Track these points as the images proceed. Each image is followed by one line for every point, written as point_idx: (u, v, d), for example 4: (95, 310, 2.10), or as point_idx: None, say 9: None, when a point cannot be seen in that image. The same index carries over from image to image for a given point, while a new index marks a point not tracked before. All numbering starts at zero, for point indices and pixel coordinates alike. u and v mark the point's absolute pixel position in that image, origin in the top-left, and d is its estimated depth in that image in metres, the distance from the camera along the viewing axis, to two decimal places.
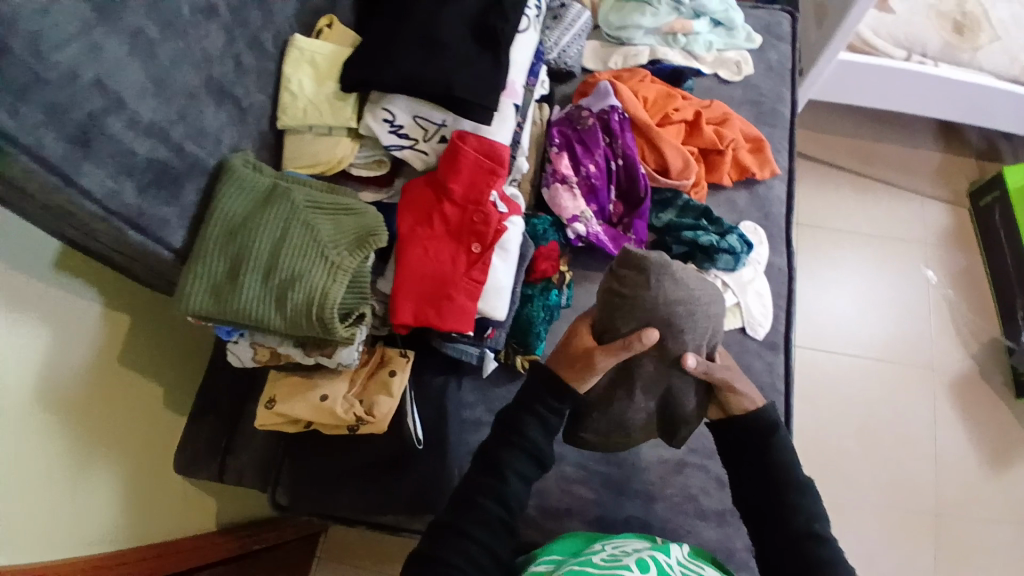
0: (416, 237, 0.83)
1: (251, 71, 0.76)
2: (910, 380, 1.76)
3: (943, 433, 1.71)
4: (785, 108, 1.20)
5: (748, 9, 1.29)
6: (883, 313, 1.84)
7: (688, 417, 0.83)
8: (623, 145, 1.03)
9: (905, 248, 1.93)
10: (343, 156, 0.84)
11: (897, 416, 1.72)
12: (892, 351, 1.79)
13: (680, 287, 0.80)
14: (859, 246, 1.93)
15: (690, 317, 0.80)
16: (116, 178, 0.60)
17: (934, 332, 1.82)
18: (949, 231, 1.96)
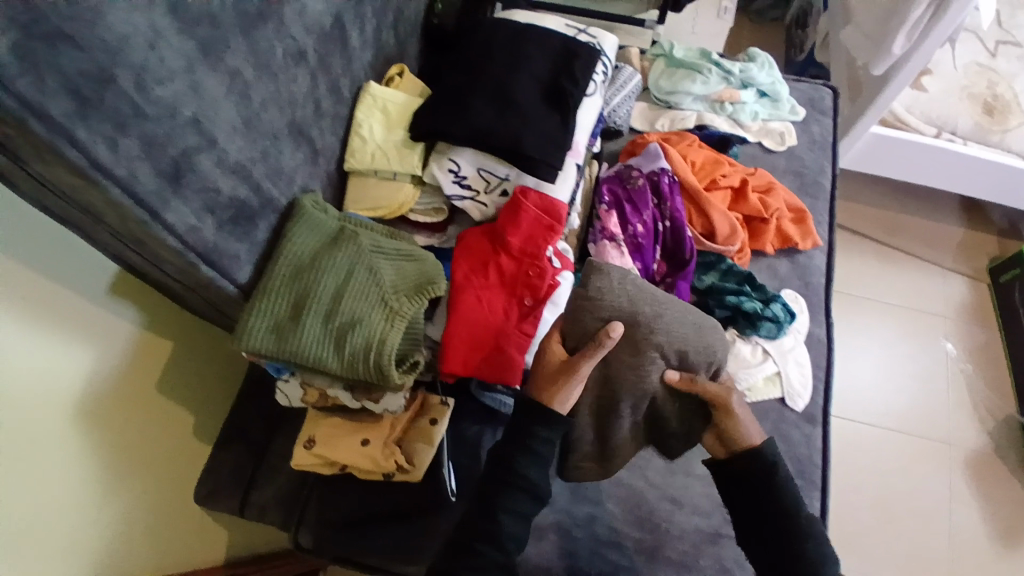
0: (470, 285, 0.83)
1: (327, 114, 0.78)
2: (928, 454, 1.73)
3: (958, 510, 1.67)
4: (826, 181, 1.23)
5: (791, 82, 1.33)
6: (901, 383, 1.82)
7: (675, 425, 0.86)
8: (672, 207, 1.04)
9: (925, 319, 1.93)
10: (404, 200, 0.85)
11: (910, 489, 1.69)
12: (910, 422, 1.77)
13: (643, 289, 0.85)
14: (880, 313, 1.93)
15: (657, 316, 0.83)
16: (200, 215, 0.59)
17: (950, 404, 1.81)
18: (968, 306, 1.96)
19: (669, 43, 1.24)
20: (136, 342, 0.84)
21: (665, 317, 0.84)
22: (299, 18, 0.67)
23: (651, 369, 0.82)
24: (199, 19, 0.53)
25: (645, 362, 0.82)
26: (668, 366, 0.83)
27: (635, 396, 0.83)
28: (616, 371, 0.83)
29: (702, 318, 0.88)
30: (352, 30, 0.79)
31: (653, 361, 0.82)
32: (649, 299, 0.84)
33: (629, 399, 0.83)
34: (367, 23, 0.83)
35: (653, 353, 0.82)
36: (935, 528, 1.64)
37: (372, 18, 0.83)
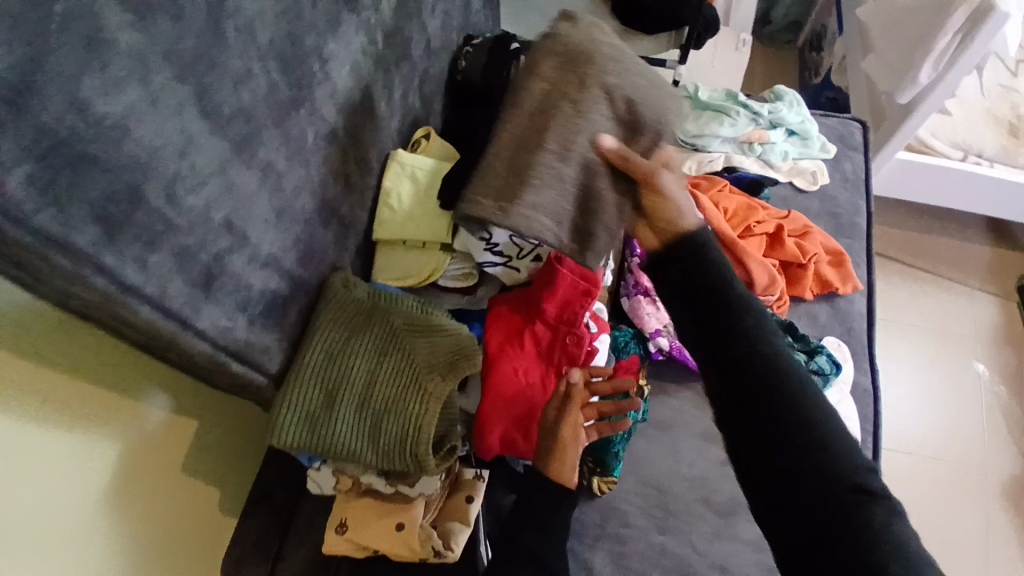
0: (505, 356, 0.81)
1: (356, 187, 0.75)
2: (968, 483, 1.66)
3: (997, 541, 1.59)
4: (862, 221, 1.19)
5: (819, 117, 1.30)
6: (933, 411, 1.75)
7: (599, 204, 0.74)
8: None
9: (956, 341, 1.87)
10: (434, 269, 0.83)
11: (948, 525, 1.61)
12: (946, 450, 1.70)
13: (606, 63, 0.76)
14: (910, 338, 1.87)
15: (611, 75, 0.76)
16: (232, 315, 0.56)
17: (985, 432, 1.73)
18: (1001, 327, 1.89)
19: (693, 85, 1.22)
20: (169, 431, 0.80)
21: (618, 62, 0.78)
22: (330, 99, 0.65)
23: (584, 144, 0.74)
24: (234, 119, 0.51)
25: (586, 121, 0.74)
26: (606, 133, 0.75)
27: (555, 175, 0.73)
28: (554, 112, 0.74)
29: (654, 98, 0.78)
30: (381, 100, 0.77)
31: (593, 123, 0.75)
32: (605, 49, 0.77)
33: (574, 84, 0.75)
34: (395, 90, 0.81)
35: (592, 112, 0.75)
36: (977, 565, 1.56)
37: (399, 84, 0.81)
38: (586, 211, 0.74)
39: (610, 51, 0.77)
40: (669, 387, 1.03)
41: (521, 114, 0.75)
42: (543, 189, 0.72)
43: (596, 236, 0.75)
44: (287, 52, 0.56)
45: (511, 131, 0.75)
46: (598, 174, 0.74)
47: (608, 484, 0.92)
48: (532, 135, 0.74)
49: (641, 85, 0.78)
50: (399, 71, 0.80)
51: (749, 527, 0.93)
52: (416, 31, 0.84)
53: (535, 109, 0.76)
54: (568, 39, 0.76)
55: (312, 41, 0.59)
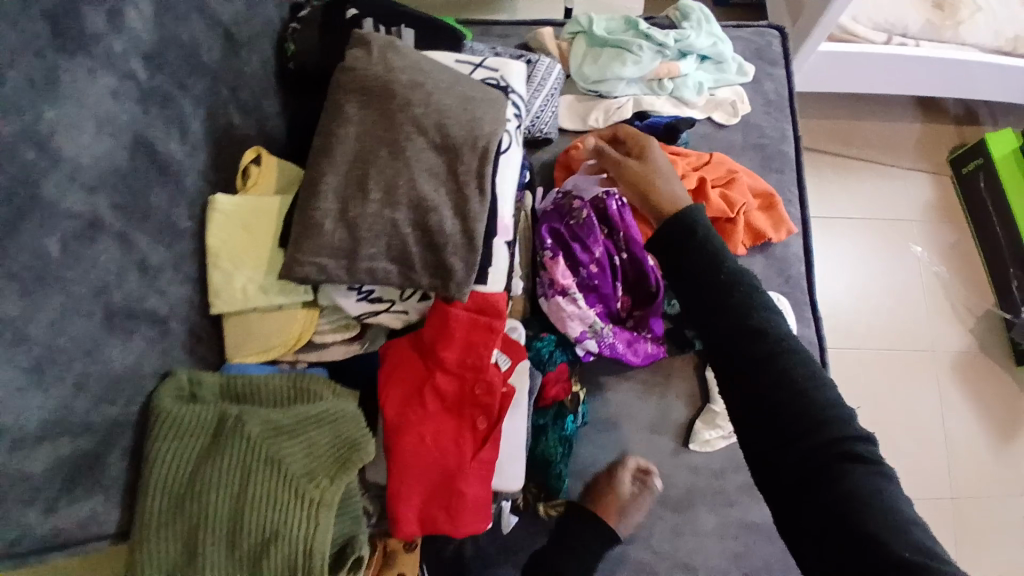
0: (408, 422, 0.68)
1: (165, 264, 0.60)
2: (916, 366, 1.70)
3: (950, 415, 1.66)
4: (791, 147, 1.07)
5: (732, 29, 1.14)
6: (876, 302, 1.75)
7: (449, 236, 0.60)
8: (627, 239, 0.90)
9: (893, 228, 1.83)
10: (301, 331, 0.69)
11: (901, 408, 1.66)
12: (891, 338, 1.72)
13: (404, 58, 0.61)
14: (855, 230, 1.82)
15: (416, 85, 0.60)
16: (20, 514, 0.49)
17: (928, 312, 1.75)
18: (935, 206, 1.86)
19: (587, 18, 1.03)
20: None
21: (427, 68, 0.61)
22: (75, 184, 0.49)
23: (417, 171, 0.59)
24: None
25: (408, 146, 0.59)
26: (435, 159, 0.60)
27: (388, 220, 0.59)
28: (370, 144, 0.59)
29: (484, 88, 0.64)
30: (170, 143, 0.60)
31: (414, 145, 0.59)
32: (409, 60, 0.61)
33: (378, 112, 0.60)
34: (192, 120, 0.63)
35: (414, 130, 0.59)
36: (930, 440, 1.63)
37: (196, 110, 0.64)
38: (435, 247, 0.61)
39: (415, 58, 0.61)
40: (607, 381, 0.93)
41: (327, 154, 0.60)
42: (377, 240, 0.60)
43: (458, 272, 0.61)
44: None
45: (320, 174, 0.60)
46: (443, 198, 0.60)
47: (554, 506, 0.86)
48: (350, 178, 0.60)
49: (466, 77, 0.63)
50: (188, 96, 0.62)
51: (708, 516, 0.88)
52: (205, 33, 0.65)
53: (353, 157, 0.60)
54: (362, 57, 0.60)
55: (8, 126, 0.44)
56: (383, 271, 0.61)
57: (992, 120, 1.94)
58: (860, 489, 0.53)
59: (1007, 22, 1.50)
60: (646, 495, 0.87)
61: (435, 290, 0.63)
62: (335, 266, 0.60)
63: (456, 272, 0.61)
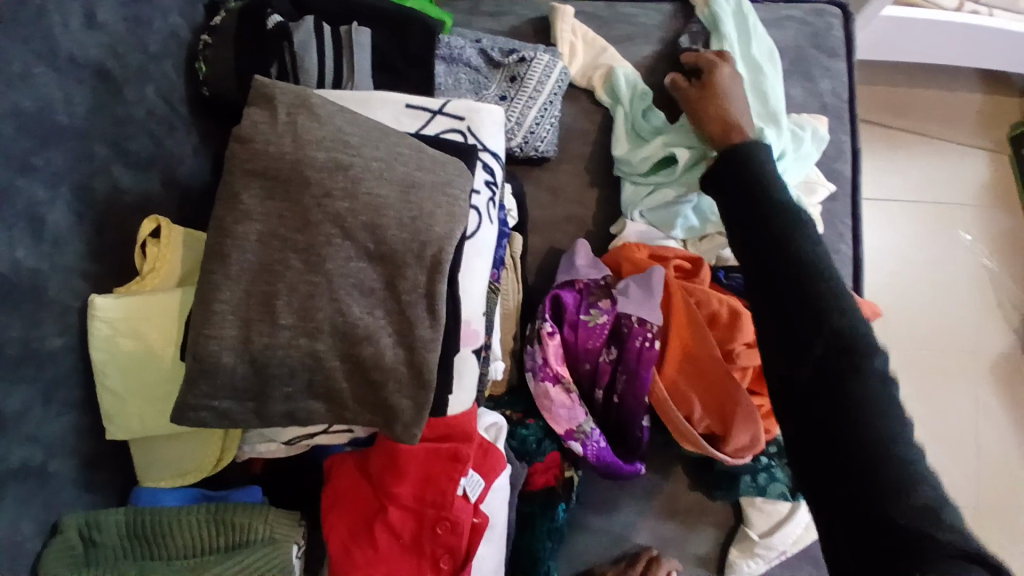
0: (355, 565, 0.55)
1: (31, 404, 0.46)
2: (955, 369, 1.44)
3: (986, 422, 1.42)
4: (845, 166, 0.87)
5: (781, 7, 0.91)
6: (916, 294, 1.47)
7: (392, 372, 0.45)
8: (627, 381, 0.70)
9: (943, 214, 1.52)
10: (222, 448, 0.56)
11: (929, 413, 1.42)
12: (929, 339, 1.45)
13: (321, 125, 0.44)
14: (890, 219, 1.51)
15: (334, 169, 0.43)
16: None
17: (974, 310, 1.47)
18: (991, 188, 1.54)
19: (632, 82, 0.84)
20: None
21: (352, 140, 0.44)
22: None
23: (343, 288, 0.44)
24: None
25: (329, 255, 0.43)
26: (368, 270, 0.44)
27: (306, 351, 0.44)
28: (277, 253, 0.43)
29: (439, 161, 0.47)
30: (17, 252, 0.45)
31: (339, 252, 0.43)
32: (328, 130, 0.44)
33: (286, 206, 0.43)
34: (50, 208, 0.47)
35: (337, 232, 0.43)
36: (961, 448, 1.40)
37: (59, 192, 0.48)
38: (373, 383, 0.46)
39: (336, 123, 0.44)
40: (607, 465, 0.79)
41: (219, 261, 0.44)
42: (293, 376, 0.45)
43: (405, 415, 0.46)
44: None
45: (209, 288, 0.44)
46: (380, 323, 0.45)
47: None
48: (252, 296, 0.44)
49: (413, 147, 0.46)
50: (41, 179, 0.46)
51: None
52: (61, 83, 0.48)
53: (256, 266, 0.44)
54: (264, 126, 0.43)
55: None
56: (308, 411, 0.46)
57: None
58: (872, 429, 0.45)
59: None
60: None
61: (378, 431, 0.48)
62: (246, 410, 0.46)
63: (403, 415, 0.46)
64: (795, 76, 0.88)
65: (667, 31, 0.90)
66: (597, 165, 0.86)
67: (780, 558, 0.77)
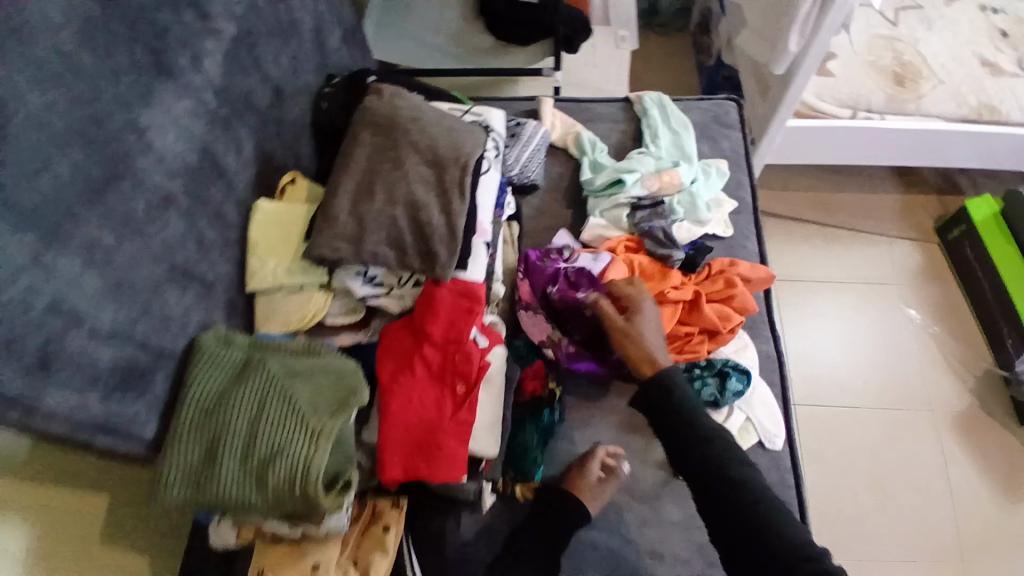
0: (399, 384, 0.81)
1: (216, 244, 0.80)
2: (913, 424, 1.68)
3: (954, 472, 1.63)
4: (746, 193, 1.24)
5: (694, 101, 1.36)
6: (870, 359, 1.77)
7: (435, 227, 0.78)
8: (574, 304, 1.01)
9: (882, 292, 1.87)
10: (316, 309, 0.85)
11: (902, 462, 1.64)
12: (890, 396, 1.72)
13: (406, 101, 0.85)
14: (837, 294, 1.86)
15: (413, 120, 0.83)
16: (82, 393, 0.61)
17: (926, 370, 1.75)
18: (920, 269, 1.90)
19: (592, 141, 1.26)
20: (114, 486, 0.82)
21: (422, 112, 0.84)
22: (157, 166, 0.69)
23: (413, 178, 0.80)
24: (39, 210, 0.56)
25: (407, 161, 0.80)
26: (427, 170, 0.80)
27: (388, 213, 0.78)
28: (379, 162, 0.81)
29: (467, 127, 0.86)
30: (226, 157, 0.81)
31: (411, 160, 0.80)
32: (409, 105, 0.84)
33: (383, 139, 0.82)
34: (241, 143, 0.84)
35: (411, 150, 0.81)
36: (936, 495, 1.60)
37: (248, 137, 0.86)
38: (424, 235, 0.78)
39: (414, 103, 0.85)
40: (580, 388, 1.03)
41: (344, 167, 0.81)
42: (379, 231, 0.78)
43: (443, 256, 0.78)
44: (95, 134, 0.61)
45: (340, 183, 0.80)
46: (431, 199, 0.79)
47: (529, 489, 0.94)
48: (360, 185, 0.80)
49: (452, 118, 0.86)
50: (242, 125, 0.84)
51: (674, 507, 0.95)
52: (260, 83, 0.88)
53: (366, 169, 0.81)
54: (375, 101, 0.84)
55: (120, 118, 0.64)
56: (382, 254, 0.78)
57: (970, 189, 2.03)
58: (722, 459, 0.75)
59: (965, 94, 1.65)
60: (612, 477, 0.94)
61: (422, 272, 0.79)
62: (344, 247, 0.78)
63: (441, 256, 0.78)
64: (703, 139, 1.30)
65: (619, 115, 1.34)
66: (570, 192, 1.24)
67: None
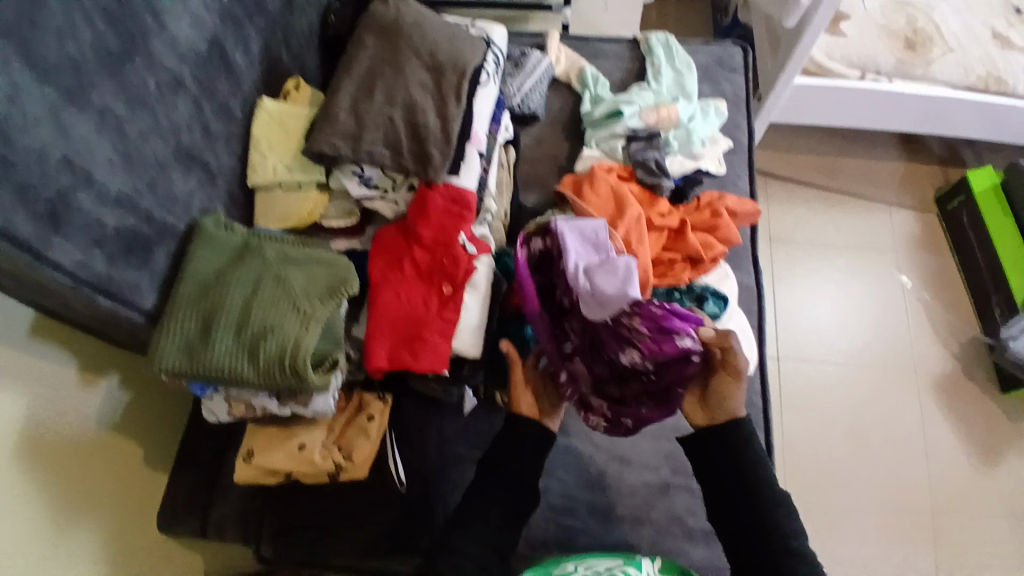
0: (388, 282, 0.86)
1: (220, 135, 0.85)
2: (895, 385, 1.70)
3: (931, 434, 1.65)
4: (742, 135, 1.26)
5: (701, 43, 1.36)
6: (861, 323, 1.77)
7: (432, 130, 0.81)
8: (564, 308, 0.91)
9: (878, 258, 1.86)
10: (314, 208, 0.88)
11: (882, 421, 1.66)
12: (873, 356, 1.73)
13: (411, 7, 0.86)
14: (833, 256, 1.86)
15: (416, 26, 0.85)
16: (88, 251, 0.65)
17: (913, 335, 1.76)
18: (918, 238, 1.89)
19: (594, 75, 1.25)
20: (86, 356, 0.89)
21: (425, 20, 0.86)
22: (171, 51, 0.74)
23: (413, 82, 0.82)
24: (60, 69, 0.61)
25: (407, 65, 0.83)
26: (426, 75, 0.83)
27: (386, 113, 0.81)
28: (381, 65, 0.83)
29: (470, 38, 0.88)
30: (235, 52, 0.85)
31: (411, 65, 0.83)
32: (414, 12, 0.86)
33: (387, 44, 0.85)
34: (250, 41, 0.88)
35: (413, 55, 0.83)
36: (911, 453, 1.63)
37: (256, 37, 0.89)
38: (419, 136, 0.81)
39: (419, 11, 0.87)
40: None
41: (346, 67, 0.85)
42: (376, 130, 0.81)
43: (436, 156, 0.81)
44: (112, 7, 0.65)
45: (343, 84, 0.83)
46: (429, 102, 0.82)
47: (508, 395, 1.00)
48: (361, 84, 0.83)
49: (456, 29, 0.88)
50: (251, 24, 0.87)
51: None
52: None
53: (367, 72, 0.84)
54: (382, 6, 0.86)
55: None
56: (379, 154, 0.81)
57: (974, 162, 2.02)
58: (756, 482, 0.79)
59: (974, 62, 1.64)
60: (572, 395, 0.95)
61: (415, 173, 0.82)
62: (341, 144, 0.80)
63: (434, 156, 0.81)
64: (705, 80, 1.30)
65: (625, 52, 1.33)
66: (569, 124, 1.25)
67: None
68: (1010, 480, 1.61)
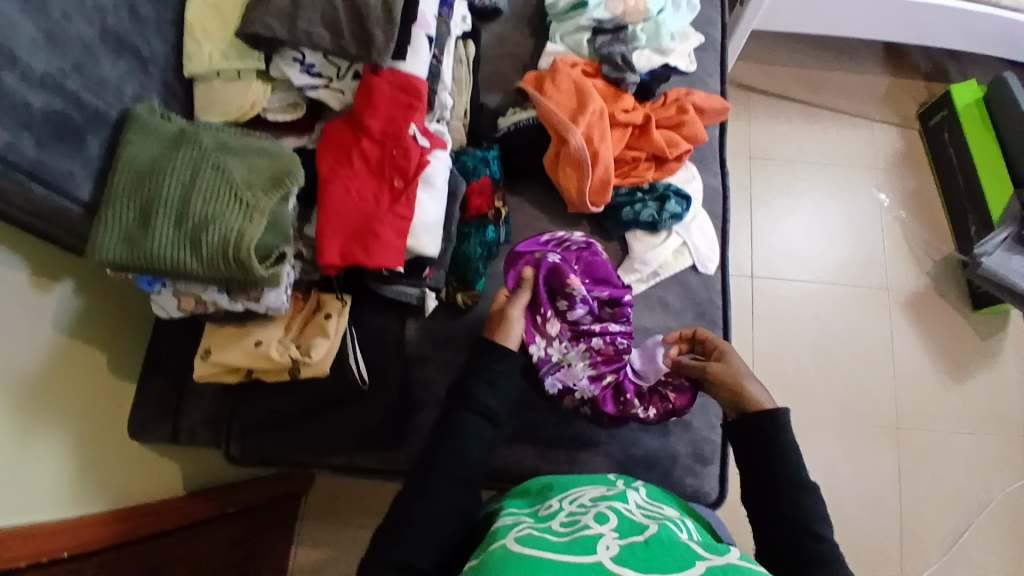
0: (338, 177, 0.82)
1: (151, 19, 0.81)
2: (865, 301, 1.71)
3: (900, 346, 1.67)
4: (715, 32, 1.20)
5: None
6: (836, 238, 1.77)
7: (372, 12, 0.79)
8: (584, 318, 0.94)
9: (855, 174, 1.84)
10: (255, 100, 0.85)
11: (851, 331, 1.68)
12: (847, 274, 1.73)
13: None
14: (814, 173, 1.84)
15: None
16: (15, 132, 0.63)
17: (887, 251, 1.76)
18: (899, 154, 1.86)
19: None
20: (35, 260, 0.83)
21: None
22: None
23: None
24: None
25: None
26: None
27: None
28: None
29: None
30: None
31: None
32: None
33: None
34: None
35: None
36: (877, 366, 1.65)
37: None
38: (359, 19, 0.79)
39: None
40: (526, 209, 1.07)
41: None
42: (314, 12, 0.79)
43: (377, 37, 0.79)
44: None
45: None
46: None
47: (470, 296, 0.99)
48: None
49: None
50: None
51: None
52: None
53: None
54: None
55: None
56: (318, 37, 0.79)
57: (959, 75, 1.96)
58: (789, 471, 0.74)
59: None
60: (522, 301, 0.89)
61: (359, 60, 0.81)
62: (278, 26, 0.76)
63: (376, 37, 0.79)
64: None
65: None
66: (533, 20, 1.19)
67: (653, 278, 1.03)
68: (977, 393, 1.64)
